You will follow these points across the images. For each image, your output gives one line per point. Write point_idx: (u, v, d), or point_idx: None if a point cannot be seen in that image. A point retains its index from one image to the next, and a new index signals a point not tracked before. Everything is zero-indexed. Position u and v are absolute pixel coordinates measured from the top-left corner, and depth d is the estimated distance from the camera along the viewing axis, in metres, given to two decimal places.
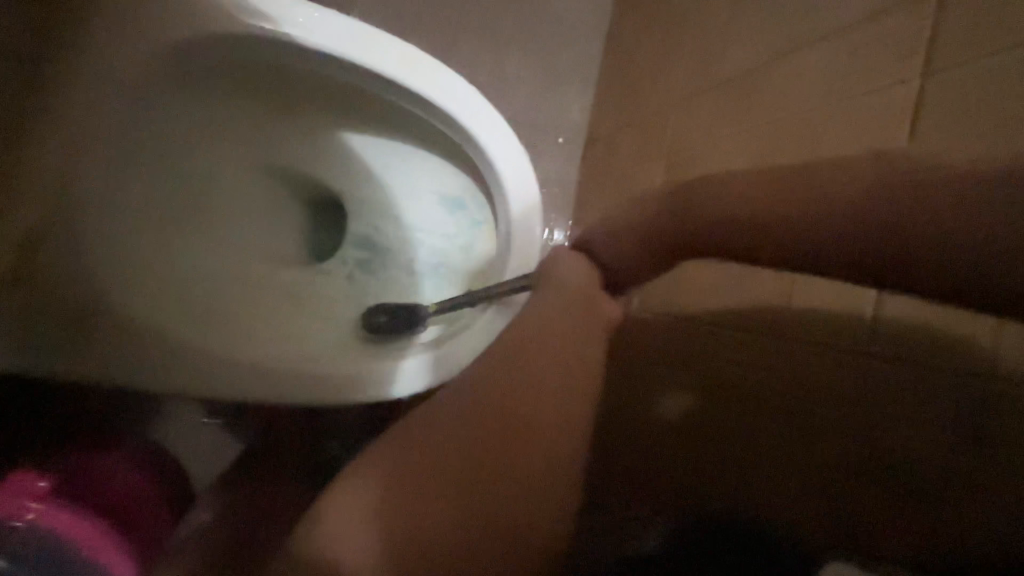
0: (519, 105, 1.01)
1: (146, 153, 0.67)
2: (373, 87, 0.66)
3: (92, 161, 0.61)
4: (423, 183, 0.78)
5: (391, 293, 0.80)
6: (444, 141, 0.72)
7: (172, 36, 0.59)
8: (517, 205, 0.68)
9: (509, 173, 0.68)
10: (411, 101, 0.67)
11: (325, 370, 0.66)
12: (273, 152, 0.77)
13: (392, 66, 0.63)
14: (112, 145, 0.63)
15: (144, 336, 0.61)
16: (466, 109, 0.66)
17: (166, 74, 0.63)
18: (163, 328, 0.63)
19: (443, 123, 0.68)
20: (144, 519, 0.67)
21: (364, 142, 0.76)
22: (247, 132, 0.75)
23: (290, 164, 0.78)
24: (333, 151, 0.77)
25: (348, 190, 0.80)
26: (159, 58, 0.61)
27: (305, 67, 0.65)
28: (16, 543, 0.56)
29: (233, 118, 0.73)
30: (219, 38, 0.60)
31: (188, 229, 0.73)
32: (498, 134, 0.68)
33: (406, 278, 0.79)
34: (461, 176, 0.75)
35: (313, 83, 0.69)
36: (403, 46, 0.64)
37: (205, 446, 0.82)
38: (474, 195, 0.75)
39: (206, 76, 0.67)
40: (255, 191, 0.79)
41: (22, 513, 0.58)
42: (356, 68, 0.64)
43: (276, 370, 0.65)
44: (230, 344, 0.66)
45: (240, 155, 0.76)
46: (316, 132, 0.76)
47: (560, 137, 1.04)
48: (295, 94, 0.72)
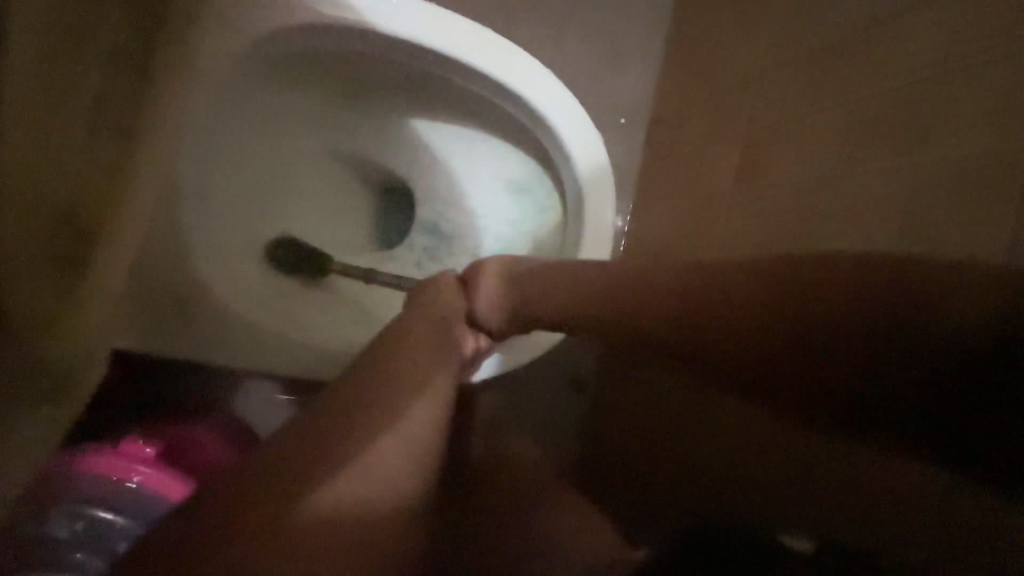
0: (581, 83, 0.95)
1: (235, 145, 0.71)
2: (448, 74, 0.66)
3: (193, 158, 0.66)
4: (490, 169, 0.77)
5: None
6: (514, 127, 0.71)
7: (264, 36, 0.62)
8: (589, 192, 0.67)
9: (580, 158, 0.66)
10: (485, 86, 0.66)
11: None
12: (344, 141, 0.79)
13: (470, 52, 0.63)
14: (208, 142, 0.67)
15: (236, 320, 0.67)
16: (539, 93, 0.65)
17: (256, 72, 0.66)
18: (252, 313, 0.69)
19: (515, 108, 0.67)
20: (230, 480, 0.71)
21: (433, 128, 0.76)
22: (321, 122, 0.77)
23: (361, 152, 0.80)
24: (402, 139, 0.78)
25: (416, 177, 0.81)
26: (252, 59, 0.64)
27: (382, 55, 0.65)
28: (127, 504, 0.62)
29: (309, 109, 0.75)
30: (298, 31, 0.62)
31: (267, 214, 0.77)
32: (571, 118, 0.66)
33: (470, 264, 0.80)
34: (529, 162, 0.74)
35: (386, 72, 0.70)
36: (480, 30, 0.63)
37: (269, 410, 0.77)
38: (541, 181, 0.74)
39: (290, 68, 0.69)
40: (328, 178, 0.81)
41: (132, 474, 0.64)
42: (433, 55, 0.63)
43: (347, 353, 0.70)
44: (306, 329, 0.71)
45: (314, 144, 0.78)
46: (386, 121, 0.77)
47: (622, 118, 0.97)
48: (369, 85, 0.73)
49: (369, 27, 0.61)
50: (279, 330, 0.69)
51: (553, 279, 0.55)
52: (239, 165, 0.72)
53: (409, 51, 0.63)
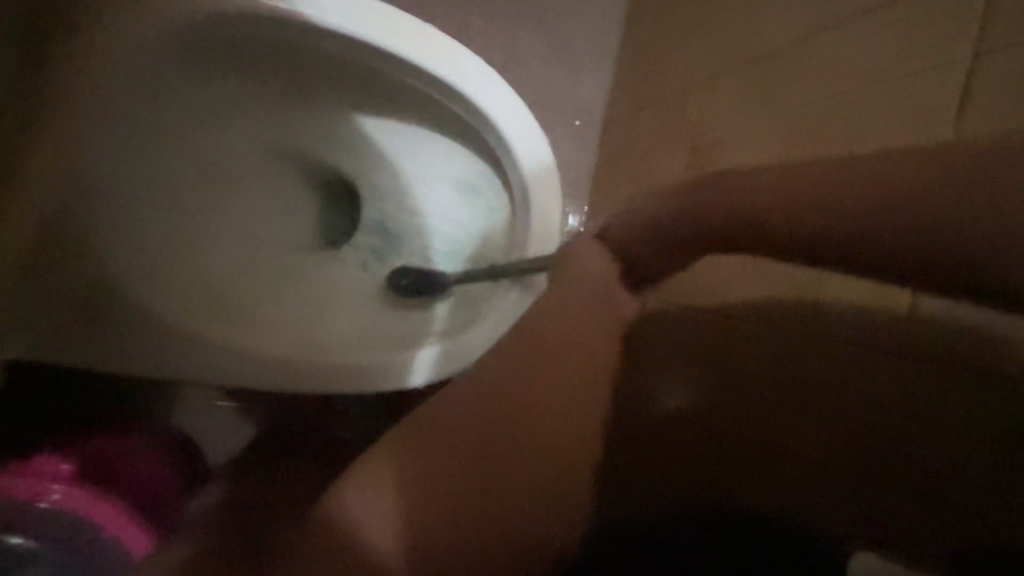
0: (531, 84, 0.95)
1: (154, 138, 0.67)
2: (390, 69, 0.64)
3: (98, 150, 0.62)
4: (438, 167, 0.76)
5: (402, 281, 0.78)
6: (460, 123, 0.69)
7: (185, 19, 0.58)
8: (534, 190, 0.66)
9: (525, 157, 0.65)
10: (427, 81, 0.64)
11: (340, 358, 0.66)
12: (283, 136, 0.75)
13: (406, 44, 0.61)
14: (120, 135, 0.63)
15: (154, 324, 0.61)
16: (483, 90, 0.64)
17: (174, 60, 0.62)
18: (175, 317, 0.63)
19: (457, 104, 0.66)
20: (161, 494, 0.68)
21: (377, 124, 0.74)
22: (256, 116, 0.73)
23: (303, 149, 0.76)
24: (346, 135, 0.75)
25: (361, 174, 0.79)
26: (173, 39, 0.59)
27: (318, 45, 0.63)
28: (42, 526, 0.56)
29: (242, 102, 0.71)
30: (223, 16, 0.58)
31: (200, 207, 0.72)
32: (517, 116, 0.65)
33: (420, 265, 0.78)
34: (477, 160, 0.73)
35: (323, 64, 0.67)
36: (421, 25, 0.62)
37: (218, 427, 0.81)
38: (490, 180, 0.73)
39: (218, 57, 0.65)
40: (266, 176, 0.77)
41: (46, 494, 0.57)
42: (372, 48, 0.61)
43: (286, 358, 0.65)
44: (241, 332, 0.66)
45: (251, 139, 0.74)
46: (326, 116, 0.74)
47: (576, 119, 0.97)
48: (305, 76, 0.70)
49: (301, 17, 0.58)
50: (219, 332, 0.65)
51: None
52: (159, 159, 0.68)
53: (349, 43, 0.61)
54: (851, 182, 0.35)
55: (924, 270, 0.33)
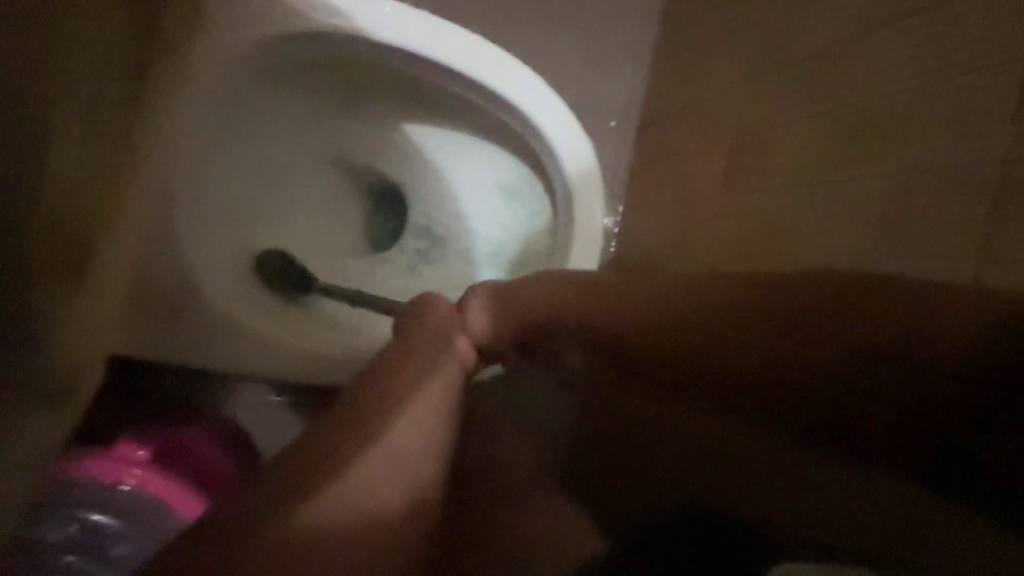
0: (569, 89, 0.97)
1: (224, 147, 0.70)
2: (444, 81, 0.67)
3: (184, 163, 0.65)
4: (481, 174, 0.79)
5: (446, 283, 0.81)
6: (505, 131, 0.72)
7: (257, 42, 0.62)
8: (577, 195, 0.68)
9: (570, 164, 0.67)
10: (476, 92, 0.67)
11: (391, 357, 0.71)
12: (336, 146, 0.79)
13: (459, 57, 0.63)
14: (199, 146, 0.67)
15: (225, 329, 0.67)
16: (530, 100, 0.66)
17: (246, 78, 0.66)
18: (244, 319, 0.68)
19: (505, 114, 0.68)
20: (228, 480, 0.72)
21: (425, 133, 0.77)
22: (313, 127, 0.77)
23: (354, 157, 0.81)
24: (394, 143, 0.79)
25: (408, 181, 0.82)
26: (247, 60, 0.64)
27: (373, 60, 0.66)
28: (126, 506, 0.64)
29: (302, 114, 0.75)
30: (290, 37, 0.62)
31: (262, 215, 0.77)
32: (563, 124, 0.67)
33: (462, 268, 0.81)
34: (520, 166, 0.75)
35: (378, 77, 0.71)
36: (476, 40, 0.64)
37: (271, 419, 0.82)
38: (532, 185, 0.75)
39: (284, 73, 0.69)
40: (321, 182, 0.81)
41: (127, 477, 0.65)
42: (427, 62, 0.64)
43: (345, 358, 0.70)
44: (302, 332, 0.71)
45: (307, 148, 0.78)
46: (377, 125, 0.77)
47: (611, 120, 0.98)
48: (360, 88, 0.73)
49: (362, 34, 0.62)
50: (283, 333, 0.70)
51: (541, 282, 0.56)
52: (229, 166, 0.72)
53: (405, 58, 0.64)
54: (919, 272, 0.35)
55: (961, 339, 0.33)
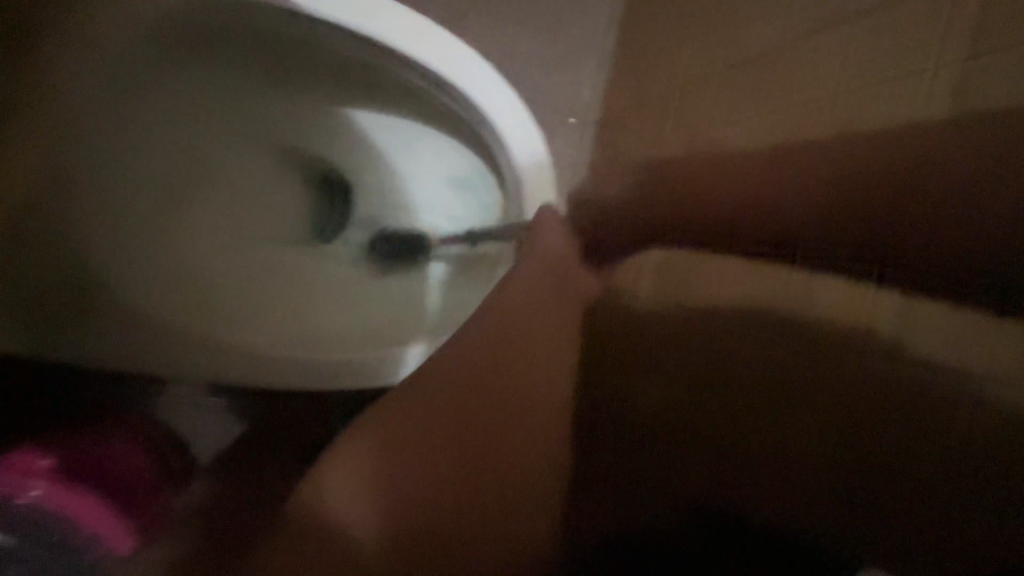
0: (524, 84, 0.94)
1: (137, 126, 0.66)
2: (380, 60, 0.63)
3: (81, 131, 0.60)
4: (431, 163, 0.75)
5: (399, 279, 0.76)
6: (452, 117, 0.69)
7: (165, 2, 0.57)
8: (525, 186, 0.65)
9: (518, 151, 0.64)
10: (418, 73, 0.63)
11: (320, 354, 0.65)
12: (272, 129, 0.74)
13: (398, 33, 0.59)
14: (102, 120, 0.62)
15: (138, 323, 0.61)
16: (477, 82, 0.63)
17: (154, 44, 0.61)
18: (167, 314, 0.63)
19: (449, 98, 0.65)
20: (149, 487, 0.66)
21: (368, 118, 0.73)
22: (244, 108, 0.72)
23: (293, 142, 0.75)
24: (336, 129, 0.74)
25: (352, 170, 0.77)
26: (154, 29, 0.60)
27: (306, 33, 0.62)
28: (20, 524, 0.56)
29: (231, 94, 0.70)
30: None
31: (186, 201, 0.71)
32: (510, 110, 0.64)
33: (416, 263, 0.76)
34: (469, 155, 0.72)
35: (313, 54, 0.66)
36: (415, 15, 0.60)
37: (205, 422, 0.78)
38: (484, 175, 0.72)
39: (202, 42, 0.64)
40: (256, 170, 0.75)
41: (25, 490, 0.56)
42: (359, 37, 0.60)
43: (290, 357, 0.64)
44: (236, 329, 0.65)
45: (239, 132, 0.73)
46: (316, 107, 0.73)
47: (571, 116, 0.96)
48: (294, 65, 0.68)
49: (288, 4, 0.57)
50: (205, 330, 0.64)
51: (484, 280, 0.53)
52: (146, 151, 0.67)
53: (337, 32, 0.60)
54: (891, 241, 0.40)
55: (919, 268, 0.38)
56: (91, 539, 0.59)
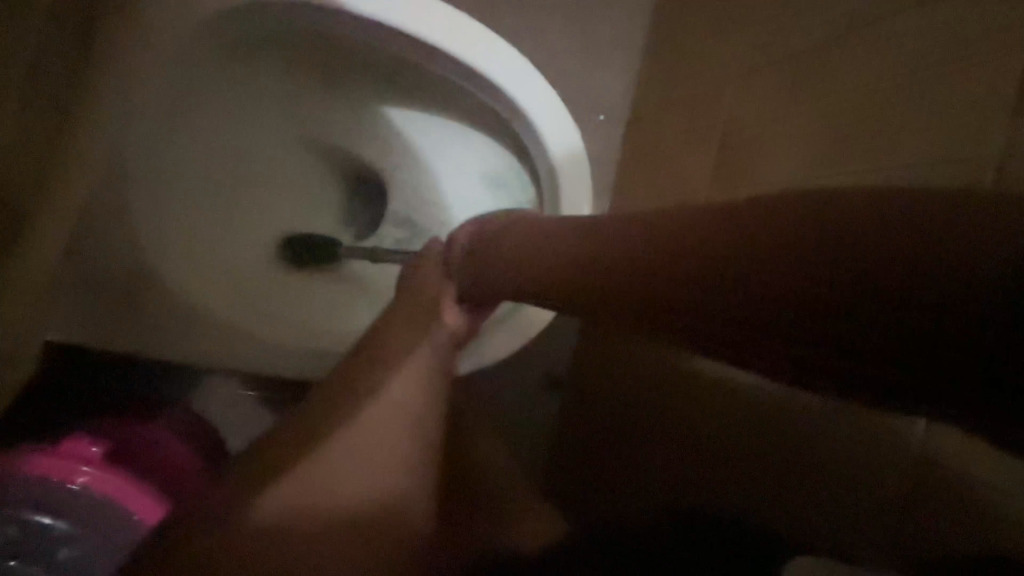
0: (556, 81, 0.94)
1: (197, 120, 0.67)
2: (421, 58, 0.64)
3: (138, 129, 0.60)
4: (466, 161, 0.75)
5: None
6: (491, 116, 0.69)
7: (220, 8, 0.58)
8: (563, 183, 0.65)
9: (556, 149, 0.64)
10: (460, 73, 0.64)
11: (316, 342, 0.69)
12: (312, 125, 0.75)
13: (442, 33, 0.60)
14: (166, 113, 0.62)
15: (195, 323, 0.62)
16: (517, 82, 0.63)
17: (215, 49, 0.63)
18: (208, 307, 0.64)
19: (488, 96, 0.65)
20: (187, 474, 0.68)
21: (405, 114, 0.74)
22: (287, 105, 0.73)
23: (331, 138, 0.76)
24: (374, 126, 0.75)
25: (386, 166, 0.78)
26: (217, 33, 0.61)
27: (352, 36, 0.63)
28: (75, 507, 0.58)
29: (276, 92, 0.71)
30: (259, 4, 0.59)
31: (226, 196, 0.72)
32: (549, 108, 0.64)
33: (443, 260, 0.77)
34: (505, 153, 0.72)
35: (357, 53, 0.67)
36: (457, 14, 0.61)
37: (241, 411, 0.79)
38: (519, 172, 0.72)
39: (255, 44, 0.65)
40: (294, 165, 0.77)
41: (74, 476, 0.58)
42: (402, 35, 0.61)
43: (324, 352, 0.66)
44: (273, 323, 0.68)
45: (281, 128, 0.74)
46: (356, 105, 0.74)
47: (600, 113, 0.95)
48: (337, 64, 0.69)
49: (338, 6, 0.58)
50: (234, 319, 0.65)
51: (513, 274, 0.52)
52: (204, 144, 0.69)
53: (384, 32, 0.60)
54: None
55: None
56: (133, 522, 0.59)
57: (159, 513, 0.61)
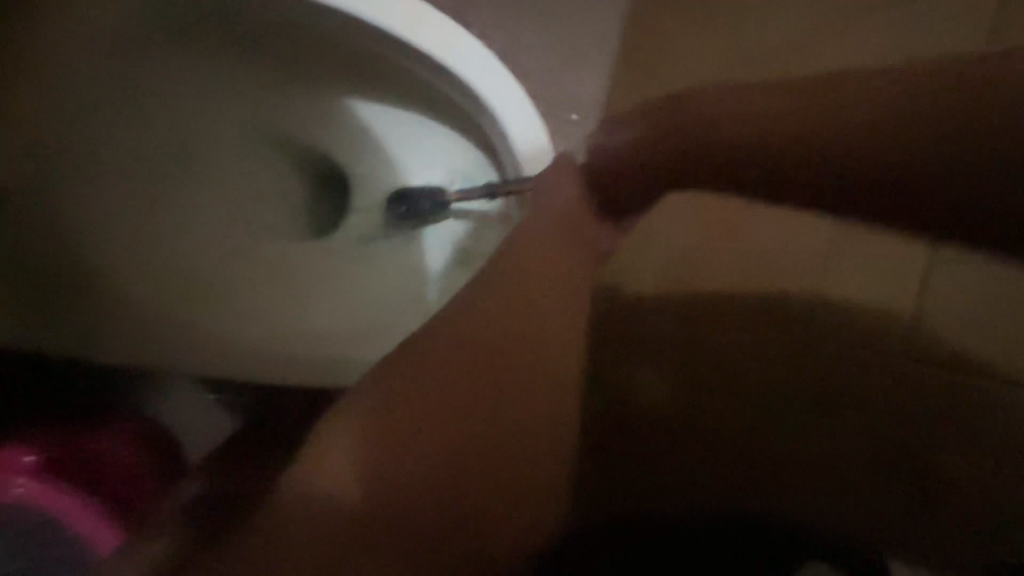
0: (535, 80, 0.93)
1: (147, 105, 0.67)
2: (376, 46, 0.62)
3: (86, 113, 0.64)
4: (433, 155, 0.73)
5: (393, 275, 0.73)
6: (456, 109, 0.67)
7: None
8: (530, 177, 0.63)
9: (522, 140, 0.62)
10: (422, 63, 0.62)
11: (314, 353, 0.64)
12: (270, 117, 0.72)
13: (400, 19, 0.58)
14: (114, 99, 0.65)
15: (136, 305, 0.62)
16: (480, 72, 0.61)
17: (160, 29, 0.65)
18: (152, 297, 0.64)
19: (451, 87, 0.63)
20: (137, 483, 0.64)
21: (369, 107, 0.71)
22: (244, 95, 0.70)
23: (291, 130, 0.73)
24: (337, 119, 0.72)
25: (351, 161, 0.75)
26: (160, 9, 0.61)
27: (310, 22, 0.61)
28: (8, 520, 0.55)
29: (233, 82, 0.69)
30: None
31: (178, 195, 0.69)
32: (514, 100, 0.62)
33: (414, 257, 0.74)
34: (473, 147, 0.70)
35: (316, 41, 0.65)
36: (412, 1, 0.59)
37: (202, 420, 0.72)
38: (487, 168, 0.70)
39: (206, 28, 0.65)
40: (254, 159, 0.73)
41: (8, 488, 0.55)
42: (354, 23, 0.59)
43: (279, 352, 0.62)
44: (224, 318, 0.65)
45: (239, 120, 0.71)
46: (317, 97, 0.71)
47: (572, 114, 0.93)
48: (295, 53, 0.67)
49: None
50: (182, 309, 0.64)
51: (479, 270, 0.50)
52: (157, 130, 0.68)
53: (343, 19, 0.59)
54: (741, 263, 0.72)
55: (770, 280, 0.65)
56: (74, 534, 0.57)
57: (114, 536, 0.58)
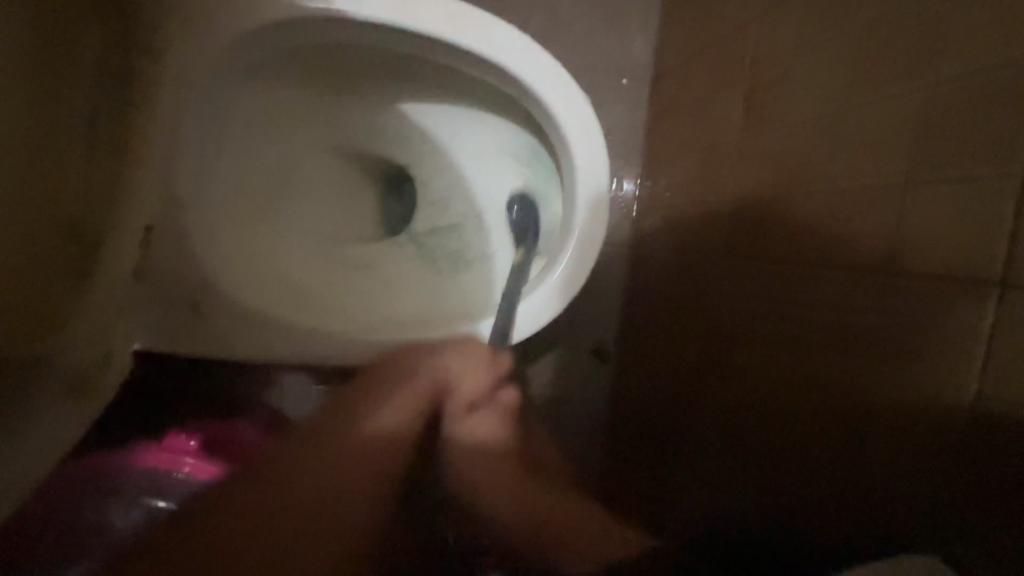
0: (572, 60, 1.06)
1: (244, 133, 0.70)
2: (429, 52, 0.66)
3: (202, 145, 0.65)
4: (488, 148, 0.79)
5: (476, 272, 0.80)
6: (508, 100, 0.73)
7: (261, 27, 0.60)
8: (582, 158, 0.68)
9: (569, 122, 0.67)
10: (474, 62, 0.66)
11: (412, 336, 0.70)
12: (342, 132, 0.79)
13: (450, 27, 0.62)
14: (216, 130, 0.66)
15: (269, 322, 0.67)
16: (529, 65, 0.65)
17: (254, 67, 0.65)
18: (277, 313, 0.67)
19: (500, 79, 0.68)
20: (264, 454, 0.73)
21: (427, 113, 0.78)
22: (317, 117, 0.77)
23: (359, 142, 0.80)
24: (400, 127, 0.79)
25: (414, 163, 0.82)
26: (260, 46, 0.63)
27: (384, 44, 0.66)
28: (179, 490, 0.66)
29: (308, 104, 0.75)
30: (293, 22, 0.61)
31: (277, 212, 0.75)
32: (557, 85, 0.66)
33: (492, 264, 0.79)
34: (525, 134, 0.76)
35: (382, 57, 0.71)
36: (451, 3, 0.62)
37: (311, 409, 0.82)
38: (540, 152, 0.76)
39: (290, 61, 0.68)
40: (331, 172, 0.81)
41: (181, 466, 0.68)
42: (408, 34, 0.63)
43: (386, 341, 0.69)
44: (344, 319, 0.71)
45: (320, 140, 0.78)
46: (381, 107, 0.77)
47: (624, 78, 1.08)
48: (361, 70, 0.73)
49: (367, 17, 0.61)
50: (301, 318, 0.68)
51: (583, 256, 0.69)
52: (248, 157, 0.71)
53: (412, 34, 0.63)
54: (742, 230, 0.68)
55: (749, 235, 0.67)
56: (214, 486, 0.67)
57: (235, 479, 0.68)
